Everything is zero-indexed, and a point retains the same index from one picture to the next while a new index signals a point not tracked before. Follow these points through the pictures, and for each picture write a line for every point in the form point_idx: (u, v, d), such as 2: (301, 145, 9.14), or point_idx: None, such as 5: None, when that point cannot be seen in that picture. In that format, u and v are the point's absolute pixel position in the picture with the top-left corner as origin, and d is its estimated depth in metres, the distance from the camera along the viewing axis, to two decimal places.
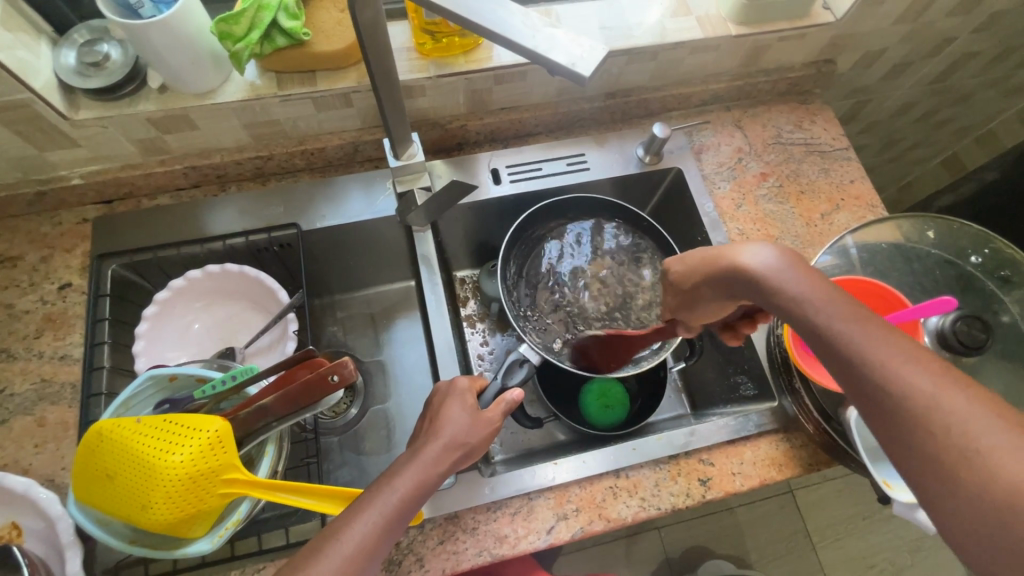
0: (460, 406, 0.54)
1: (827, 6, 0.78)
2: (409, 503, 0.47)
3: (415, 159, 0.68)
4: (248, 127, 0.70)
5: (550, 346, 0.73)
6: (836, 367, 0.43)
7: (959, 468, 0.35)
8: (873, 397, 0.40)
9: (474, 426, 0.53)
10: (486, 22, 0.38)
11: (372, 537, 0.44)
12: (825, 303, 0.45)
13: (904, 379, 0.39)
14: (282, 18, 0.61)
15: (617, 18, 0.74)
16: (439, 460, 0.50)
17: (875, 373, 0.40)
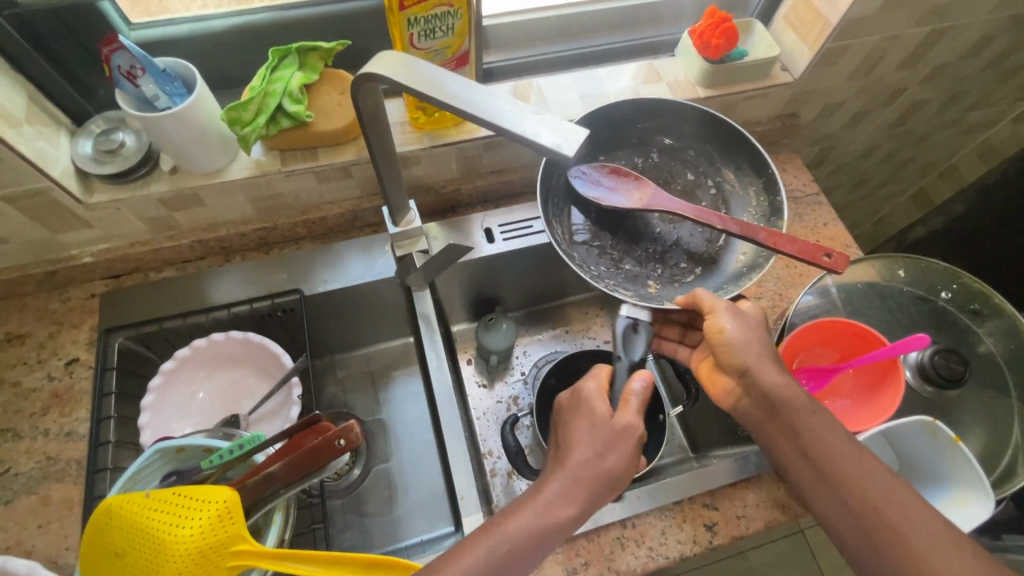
0: (602, 417, 0.56)
1: (784, 67, 0.85)
2: (533, 533, 0.49)
3: (414, 224, 0.71)
4: (253, 202, 0.73)
5: (644, 292, 0.68)
6: (820, 475, 0.51)
7: (882, 534, 0.48)
8: (851, 503, 0.49)
9: (624, 445, 0.54)
10: (483, 114, 0.42)
11: (485, 571, 0.47)
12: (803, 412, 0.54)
13: (872, 486, 0.49)
14: (287, 102, 0.66)
15: (595, 87, 0.81)
16: (582, 487, 0.52)
17: (850, 483, 0.50)
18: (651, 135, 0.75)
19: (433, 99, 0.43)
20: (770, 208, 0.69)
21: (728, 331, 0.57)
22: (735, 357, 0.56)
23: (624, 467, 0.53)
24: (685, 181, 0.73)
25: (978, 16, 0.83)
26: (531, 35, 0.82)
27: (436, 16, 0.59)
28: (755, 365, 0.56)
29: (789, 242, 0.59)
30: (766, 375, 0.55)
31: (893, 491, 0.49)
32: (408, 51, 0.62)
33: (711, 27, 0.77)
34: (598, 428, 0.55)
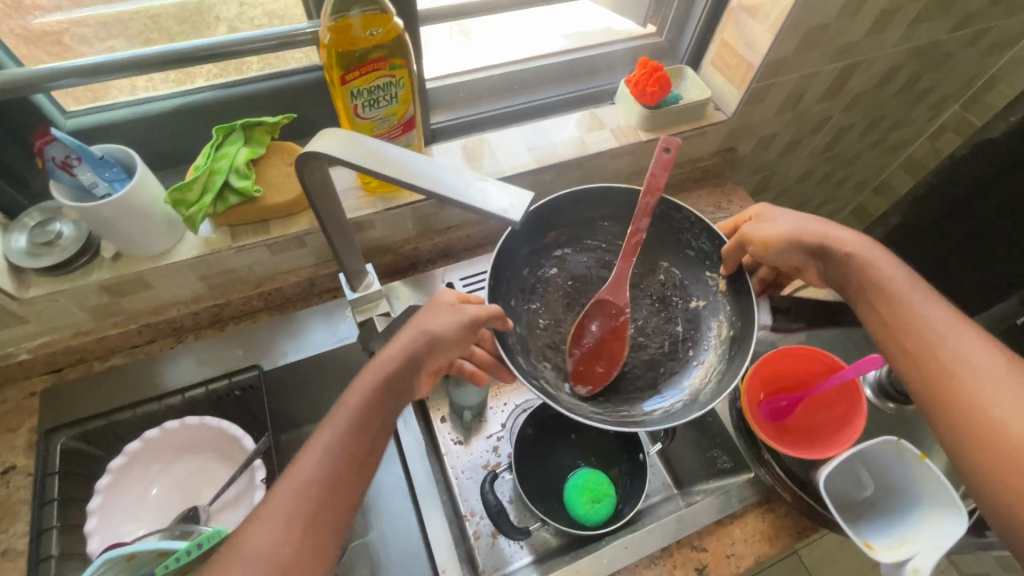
0: (434, 314, 0.57)
1: (717, 107, 0.90)
2: (369, 421, 0.50)
3: (372, 288, 0.69)
4: (204, 279, 0.71)
5: (710, 305, 0.66)
6: (905, 327, 0.55)
7: (950, 379, 0.51)
8: (934, 353, 0.53)
9: (443, 321, 0.56)
10: (415, 178, 0.43)
11: (332, 465, 0.47)
12: (904, 284, 0.58)
13: (964, 348, 0.51)
14: (233, 179, 0.65)
15: (541, 138, 0.84)
16: (403, 372, 0.53)
17: (936, 336, 0.53)
18: (514, 292, 0.66)
19: (365, 168, 0.44)
20: (598, 204, 0.70)
21: (776, 226, 0.66)
22: (798, 239, 0.65)
23: (447, 324, 0.56)
24: (555, 268, 0.70)
25: (883, 49, 0.90)
26: (477, 93, 0.86)
27: (379, 86, 0.60)
28: (826, 240, 0.63)
29: (658, 176, 0.57)
30: (839, 244, 0.62)
31: (985, 357, 0.50)
32: (354, 120, 0.62)
33: (644, 77, 0.81)
34: (422, 319, 0.57)
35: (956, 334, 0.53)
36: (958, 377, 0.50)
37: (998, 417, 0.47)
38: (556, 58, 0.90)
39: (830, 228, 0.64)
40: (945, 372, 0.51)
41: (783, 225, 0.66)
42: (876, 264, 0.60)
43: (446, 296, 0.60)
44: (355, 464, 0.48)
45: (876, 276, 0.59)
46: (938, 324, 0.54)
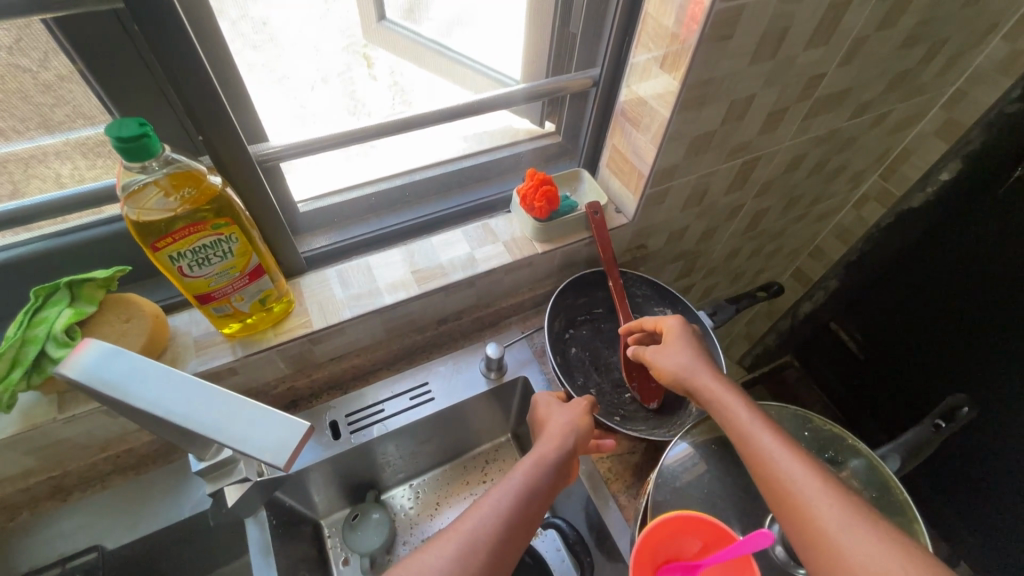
0: (557, 413, 0.68)
1: (618, 209, 0.87)
2: (516, 526, 0.54)
3: (224, 451, 0.59)
4: (31, 453, 0.62)
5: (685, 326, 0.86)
6: (764, 479, 0.52)
7: (817, 540, 0.47)
8: (795, 508, 0.49)
9: (573, 416, 0.67)
10: (194, 422, 0.36)
11: (485, 540, 0.51)
12: (758, 427, 0.55)
13: (815, 503, 0.48)
14: (50, 348, 0.57)
15: (427, 257, 0.78)
16: (562, 463, 0.61)
17: (794, 488, 0.50)
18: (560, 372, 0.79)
19: (131, 403, 0.36)
20: (579, 284, 0.86)
21: (670, 356, 0.65)
22: (678, 380, 0.63)
23: (581, 420, 0.66)
24: (572, 346, 0.84)
25: (781, 142, 0.88)
26: (358, 213, 0.80)
27: (205, 246, 0.54)
28: (691, 377, 0.62)
29: (603, 235, 0.81)
30: (698, 380, 0.61)
31: (840, 513, 0.47)
32: (184, 280, 0.56)
33: (532, 189, 0.78)
34: (558, 419, 0.66)
35: (809, 486, 0.49)
36: (823, 540, 0.46)
37: (844, 546, 0.45)
38: (448, 166, 0.86)
39: (694, 363, 0.63)
40: (790, 504, 0.49)
41: (666, 360, 0.65)
42: (729, 402, 0.58)
43: (552, 399, 0.71)
44: (514, 535, 0.53)
45: (733, 420, 0.57)
46: (795, 472, 0.50)
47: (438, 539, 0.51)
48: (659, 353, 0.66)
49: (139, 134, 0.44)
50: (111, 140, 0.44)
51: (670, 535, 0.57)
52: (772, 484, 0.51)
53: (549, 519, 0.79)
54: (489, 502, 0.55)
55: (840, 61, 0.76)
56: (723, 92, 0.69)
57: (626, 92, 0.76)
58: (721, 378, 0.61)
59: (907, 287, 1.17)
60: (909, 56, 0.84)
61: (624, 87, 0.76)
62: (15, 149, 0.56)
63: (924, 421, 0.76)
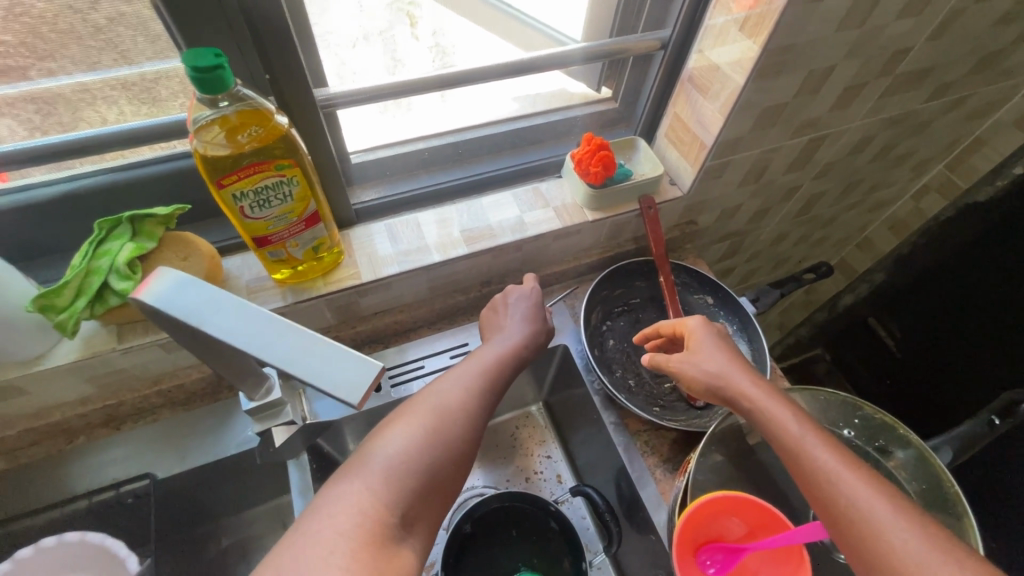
0: (511, 317, 0.70)
1: (673, 181, 0.84)
2: (484, 386, 0.57)
3: (274, 393, 0.61)
4: (89, 381, 0.65)
5: (728, 314, 0.84)
6: (824, 502, 0.47)
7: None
8: (867, 539, 0.43)
9: (530, 323, 0.68)
10: (265, 350, 0.36)
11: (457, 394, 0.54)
12: (815, 441, 0.50)
13: (891, 533, 0.43)
14: (113, 280, 0.59)
15: (476, 217, 0.77)
16: (517, 363, 0.63)
17: (864, 514, 0.44)
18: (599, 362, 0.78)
19: (209, 331, 0.36)
20: (622, 274, 0.85)
21: (697, 362, 0.60)
22: (712, 388, 0.58)
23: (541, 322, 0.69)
24: (611, 337, 0.82)
25: (851, 121, 0.84)
26: (409, 167, 0.80)
27: (267, 187, 0.54)
28: (726, 385, 0.57)
29: (656, 230, 0.80)
30: (735, 387, 0.56)
31: (920, 543, 0.42)
32: (244, 221, 0.56)
33: (588, 154, 0.75)
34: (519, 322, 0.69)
35: (881, 512, 0.44)
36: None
37: None
38: (500, 126, 0.84)
39: (728, 369, 0.58)
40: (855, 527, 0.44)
41: (697, 365, 0.59)
42: (777, 412, 0.53)
43: (512, 296, 0.73)
44: (475, 409, 0.53)
45: (781, 433, 0.51)
46: (860, 495, 0.45)
47: (409, 416, 0.50)
48: (687, 358, 0.61)
49: (215, 65, 0.43)
50: (187, 69, 0.43)
51: (712, 516, 0.56)
52: (832, 504, 0.46)
53: (579, 486, 0.79)
54: (453, 380, 0.55)
55: (929, 36, 0.71)
56: (802, 62, 0.65)
57: (696, 57, 0.72)
58: (763, 385, 0.56)
59: (959, 285, 1.12)
60: (1002, 35, 0.78)
61: (694, 51, 0.72)
62: (64, 85, 0.56)
63: (979, 416, 0.74)
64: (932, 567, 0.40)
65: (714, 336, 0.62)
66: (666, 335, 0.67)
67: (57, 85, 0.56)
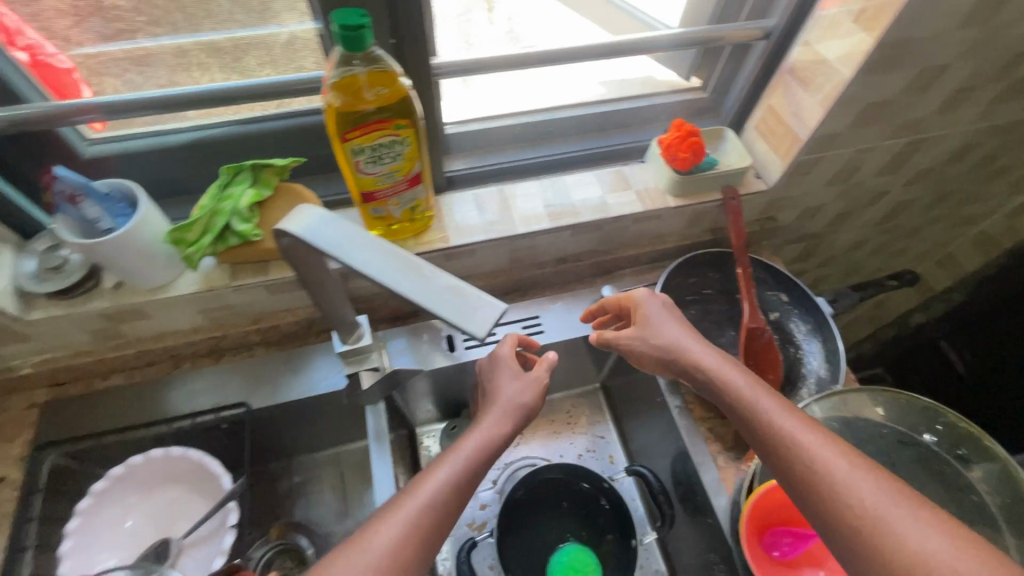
0: (506, 381, 0.63)
1: (758, 174, 0.83)
2: (472, 476, 0.52)
3: (363, 341, 0.67)
4: (202, 313, 0.71)
5: (802, 314, 0.83)
6: (774, 453, 0.48)
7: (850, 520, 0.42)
8: (815, 483, 0.45)
9: (522, 388, 0.61)
10: (394, 279, 0.40)
11: (446, 493, 0.50)
12: (763, 397, 0.52)
13: (845, 480, 0.44)
14: (235, 222, 0.65)
15: (560, 194, 0.79)
16: (501, 443, 0.56)
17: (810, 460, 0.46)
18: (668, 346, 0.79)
19: (355, 268, 0.40)
20: (699, 264, 0.85)
21: (650, 333, 0.63)
22: (667, 356, 0.61)
23: (535, 396, 0.61)
24: None
25: (956, 126, 0.81)
26: (498, 141, 0.83)
27: (383, 145, 0.57)
28: (682, 353, 0.60)
29: (737, 222, 0.80)
30: (690, 354, 0.59)
31: (869, 482, 0.43)
32: (358, 175, 0.60)
33: (677, 140, 0.76)
34: (511, 390, 0.61)
35: (828, 455, 0.46)
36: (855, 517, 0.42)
37: (879, 517, 0.41)
38: (589, 108, 0.85)
39: (682, 337, 0.61)
40: (838, 505, 0.43)
41: (654, 335, 0.63)
42: (731, 375, 0.55)
43: (507, 356, 0.65)
44: (453, 518, 0.49)
45: (733, 395, 0.54)
46: (809, 442, 0.47)
47: (400, 510, 0.47)
48: (643, 329, 0.64)
49: (359, 25, 0.47)
50: (335, 26, 0.47)
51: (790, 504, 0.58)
52: (812, 484, 0.45)
53: (635, 466, 0.81)
54: (445, 477, 0.50)
55: None
56: (915, 57, 0.64)
57: (800, 48, 0.71)
58: (718, 352, 0.59)
59: None
60: None
61: (798, 43, 0.72)
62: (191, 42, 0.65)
63: None
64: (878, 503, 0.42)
65: (665, 308, 0.65)
66: (613, 310, 0.73)
67: (191, 41, 0.64)
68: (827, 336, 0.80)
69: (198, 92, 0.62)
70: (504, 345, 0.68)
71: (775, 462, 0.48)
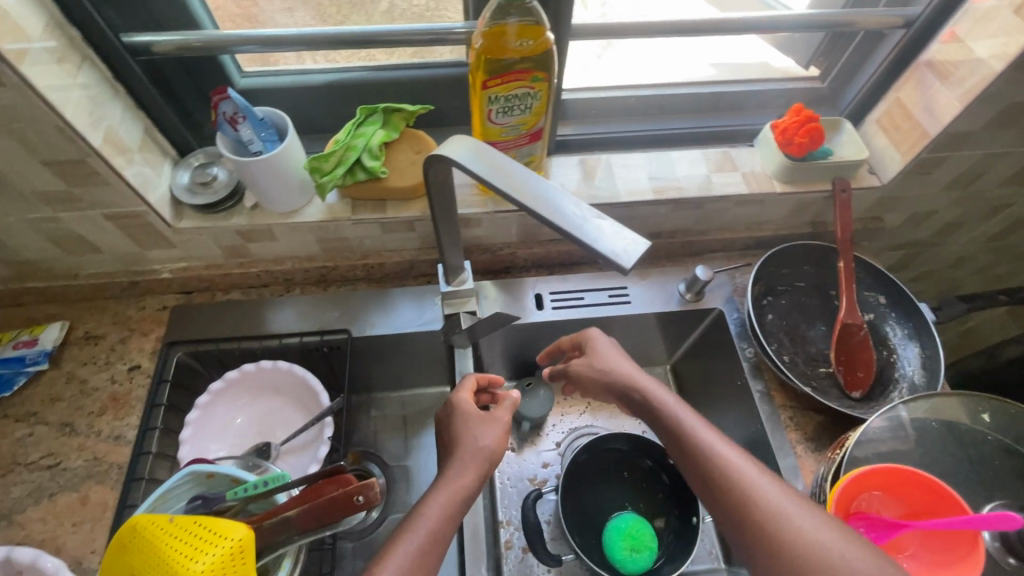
0: (469, 426, 0.60)
1: (872, 170, 0.80)
2: (444, 531, 0.52)
3: (466, 285, 0.74)
4: (320, 242, 0.77)
5: (901, 319, 0.80)
6: (732, 496, 0.51)
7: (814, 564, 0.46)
8: (773, 527, 0.48)
9: (486, 433, 0.59)
10: (550, 212, 0.43)
11: (417, 558, 0.49)
12: (718, 440, 0.55)
13: (798, 523, 0.48)
14: (365, 158, 0.70)
15: (665, 169, 0.80)
16: (471, 494, 0.54)
17: (767, 505, 0.49)
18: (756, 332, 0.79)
19: (520, 202, 0.44)
20: (798, 255, 0.84)
21: (611, 367, 0.65)
22: (624, 391, 0.63)
23: (499, 443, 0.59)
24: (771, 313, 0.82)
25: None
26: (607, 112, 0.84)
27: (517, 96, 0.61)
28: (637, 388, 0.62)
29: (845, 215, 0.78)
30: (647, 392, 0.62)
31: (822, 523, 0.48)
32: (486, 124, 0.63)
33: (795, 125, 0.75)
34: (474, 436, 0.59)
35: (784, 501, 0.50)
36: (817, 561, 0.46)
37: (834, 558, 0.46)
38: (701, 88, 0.85)
39: (639, 374, 0.64)
40: (773, 525, 0.49)
41: (616, 370, 0.65)
42: (684, 417, 0.58)
43: (467, 402, 0.62)
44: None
45: (685, 436, 0.56)
46: (765, 489, 0.50)
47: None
48: (607, 365, 0.65)
49: None
50: None
51: (883, 491, 0.59)
52: (747, 505, 0.50)
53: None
54: (412, 544, 0.50)
55: None
56: None
57: (944, 40, 0.69)
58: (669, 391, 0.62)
59: None
60: None
61: (943, 34, 0.69)
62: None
63: None
64: (832, 542, 0.47)
65: (614, 346, 0.68)
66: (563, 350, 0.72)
67: None
68: (927, 343, 0.77)
69: (343, 34, 0.65)
70: (463, 390, 0.65)
71: (707, 487, 0.52)
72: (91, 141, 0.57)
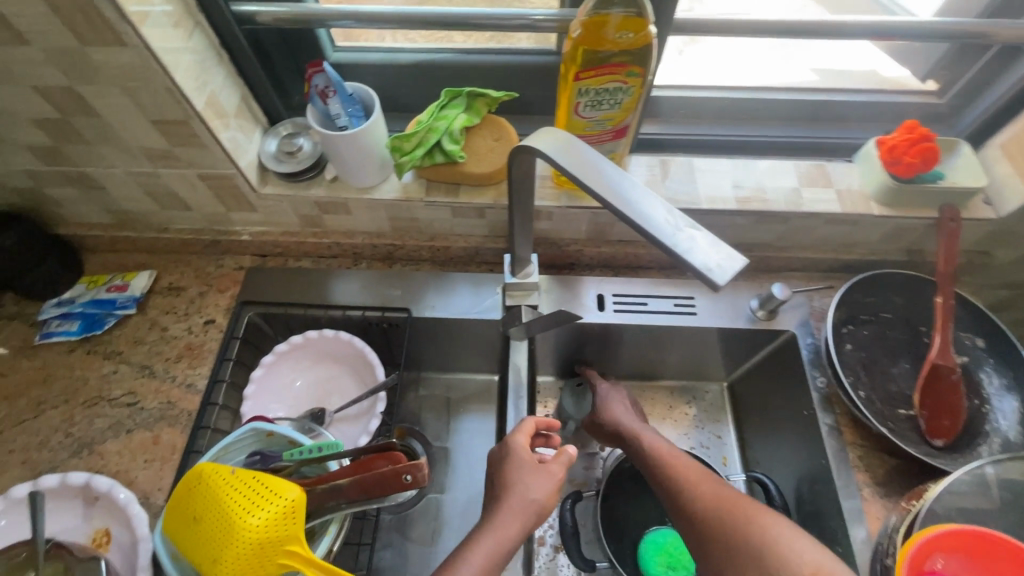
0: (524, 473, 0.58)
1: (988, 200, 0.73)
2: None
3: (530, 278, 0.73)
4: (391, 220, 0.78)
5: (1001, 367, 0.73)
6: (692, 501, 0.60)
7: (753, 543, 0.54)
8: (723, 518, 0.57)
9: (538, 484, 0.57)
10: (641, 216, 0.42)
11: None
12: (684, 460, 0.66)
13: (742, 512, 0.57)
14: (445, 141, 0.70)
15: (751, 178, 0.76)
16: (515, 547, 0.54)
17: (719, 504, 0.59)
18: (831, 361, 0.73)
19: (609, 203, 0.43)
20: (889, 284, 0.77)
21: (611, 408, 0.77)
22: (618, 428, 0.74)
23: (549, 497, 0.57)
24: (849, 343, 0.76)
25: None
26: (694, 113, 0.80)
27: (609, 90, 0.58)
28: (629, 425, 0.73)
29: (951, 245, 0.70)
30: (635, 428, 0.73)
31: (762, 512, 0.57)
32: (572, 117, 0.62)
33: (905, 143, 0.69)
34: (525, 484, 0.58)
35: (732, 498, 0.59)
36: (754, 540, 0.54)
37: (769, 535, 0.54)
38: (800, 94, 0.80)
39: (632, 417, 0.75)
40: (725, 517, 0.57)
41: (614, 412, 0.77)
42: (659, 446, 0.69)
43: (522, 446, 0.61)
44: None
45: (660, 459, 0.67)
46: (716, 491, 0.60)
47: None
48: (609, 409, 0.78)
49: None
50: None
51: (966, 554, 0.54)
52: (705, 505, 0.59)
53: (753, 474, 0.75)
54: None
55: None
56: None
57: None
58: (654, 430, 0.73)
59: None
60: None
61: None
62: None
63: None
64: (769, 523, 0.55)
65: (618, 394, 0.81)
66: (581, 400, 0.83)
67: None
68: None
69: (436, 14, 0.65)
70: (519, 432, 0.64)
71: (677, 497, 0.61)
72: (195, 104, 0.60)
